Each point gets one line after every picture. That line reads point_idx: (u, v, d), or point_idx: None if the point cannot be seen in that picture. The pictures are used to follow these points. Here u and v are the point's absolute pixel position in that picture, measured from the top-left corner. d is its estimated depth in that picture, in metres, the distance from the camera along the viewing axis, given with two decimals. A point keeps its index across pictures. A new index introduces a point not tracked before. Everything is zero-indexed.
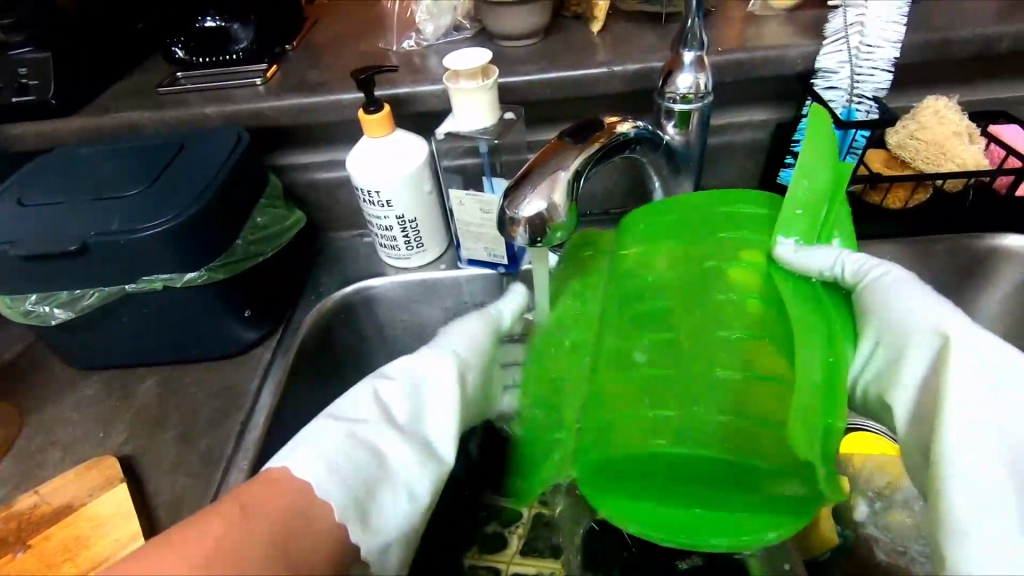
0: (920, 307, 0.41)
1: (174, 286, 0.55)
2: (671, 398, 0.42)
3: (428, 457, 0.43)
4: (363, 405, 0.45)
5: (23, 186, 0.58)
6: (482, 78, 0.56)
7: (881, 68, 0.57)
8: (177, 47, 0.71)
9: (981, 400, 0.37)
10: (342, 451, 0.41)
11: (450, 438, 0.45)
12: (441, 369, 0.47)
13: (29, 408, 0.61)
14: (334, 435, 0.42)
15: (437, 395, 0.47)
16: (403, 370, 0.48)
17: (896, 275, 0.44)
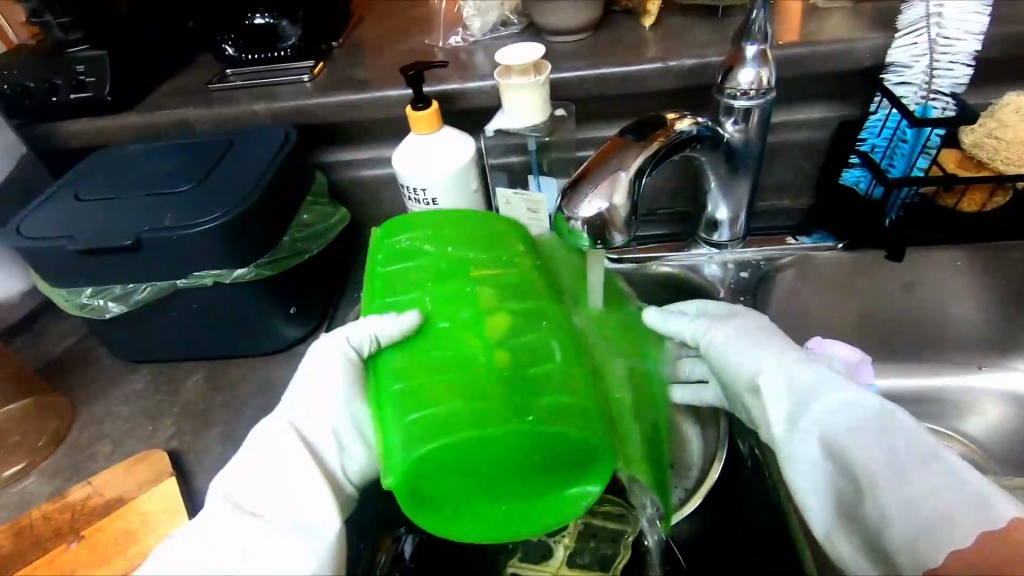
0: (739, 348, 0.48)
1: (224, 282, 0.55)
2: (446, 397, 0.40)
3: (300, 536, 0.40)
4: (222, 500, 0.42)
5: (79, 181, 0.59)
6: (533, 74, 0.55)
7: (961, 62, 0.54)
8: (227, 45, 0.71)
9: (810, 432, 0.42)
10: (208, 559, 0.40)
11: (321, 504, 0.42)
12: (301, 446, 0.44)
13: (81, 400, 0.62)
14: (209, 545, 0.40)
15: (287, 467, 0.43)
16: (250, 452, 0.45)
17: (723, 334, 0.50)
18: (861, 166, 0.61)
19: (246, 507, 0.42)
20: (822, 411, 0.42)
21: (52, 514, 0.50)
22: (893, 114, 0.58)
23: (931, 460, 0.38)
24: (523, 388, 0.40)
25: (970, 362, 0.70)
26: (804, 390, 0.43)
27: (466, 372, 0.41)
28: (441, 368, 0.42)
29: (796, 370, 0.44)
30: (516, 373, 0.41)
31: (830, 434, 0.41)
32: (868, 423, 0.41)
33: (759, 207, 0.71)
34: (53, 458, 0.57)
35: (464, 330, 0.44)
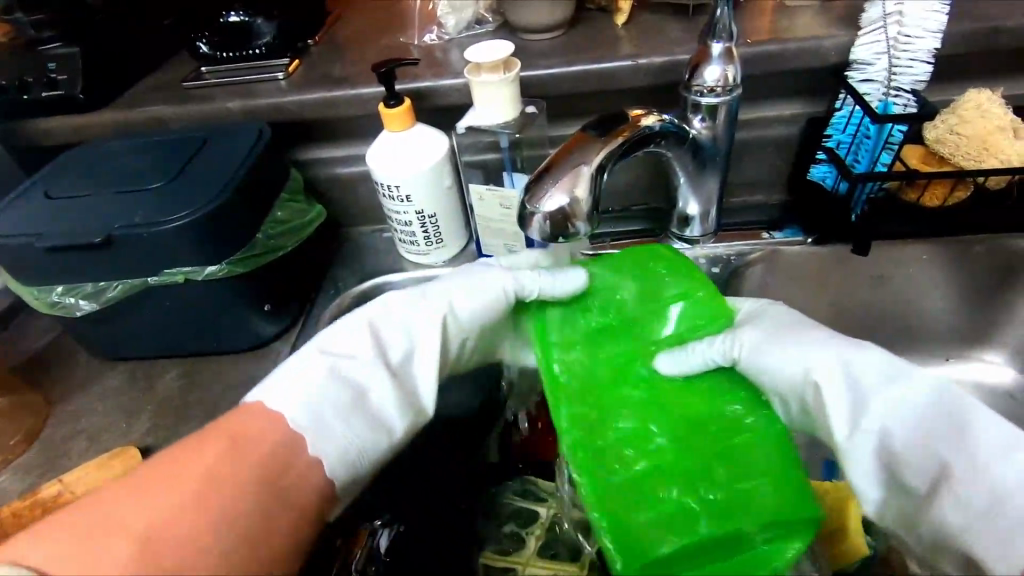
0: (783, 353, 0.43)
1: (195, 279, 0.56)
2: (634, 447, 0.43)
3: (399, 410, 0.45)
4: (344, 342, 0.47)
5: (50, 179, 0.59)
6: (503, 71, 0.55)
7: (920, 60, 0.55)
8: (202, 43, 0.71)
9: (875, 433, 0.38)
10: (318, 393, 0.43)
11: (431, 376, 0.47)
12: (424, 323, 0.49)
13: (55, 398, 0.62)
14: (315, 372, 0.44)
15: (421, 332, 0.48)
16: (382, 309, 0.50)
17: (747, 338, 0.45)
18: (828, 162, 0.62)
19: (365, 340, 0.47)
20: (891, 406, 0.39)
21: (23, 511, 0.50)
22: (857, 110, 0.59)
23: (1014, 451, 0.36)
24: (701, 424, 0.44)
25: (939, 354, 0.72)
26: (876, 388, 0.39)
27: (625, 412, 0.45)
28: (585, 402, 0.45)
29: (852, 362, 0.40)
30: (687, 446, 0.43)
31: (898, 441, 0.38)
32: (922, 415, 0.38)
33: (731, 203, 0.72)
34: (28, 455, 0.57)
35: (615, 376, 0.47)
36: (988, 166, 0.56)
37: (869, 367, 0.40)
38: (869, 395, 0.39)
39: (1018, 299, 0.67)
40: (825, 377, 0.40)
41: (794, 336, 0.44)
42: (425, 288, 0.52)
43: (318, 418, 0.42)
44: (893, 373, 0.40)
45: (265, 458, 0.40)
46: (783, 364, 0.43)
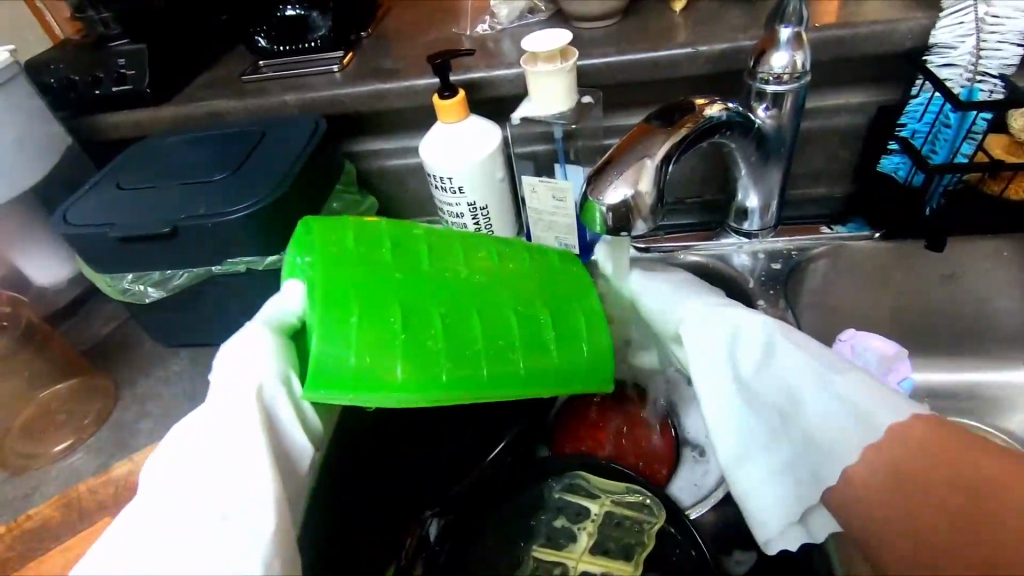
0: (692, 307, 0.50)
1: (255, 269, 0.57)
2: (459, 347, 0.45)
3: (243, 532, 0.35)
4: (156, 496, 0.38)
5: (121, 172, 0.62)
6: (560, 60, 0.54)
7: (1009, 42, 0.52)
8: (260, 37, 0.72)
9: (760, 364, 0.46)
10: (142, 566, 0.35)
11: (241, 467, 0.38)
12: (213, 453, 0.39)
13: (123, 381, 0.65)
14: (147, 542, 0.36)
15: (190, 466, 0.38)
16: (187, 443, 0.40)
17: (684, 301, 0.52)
18: (901, 152, 0.59)
19: (179, 492, 0.37)
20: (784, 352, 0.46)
21: (97, 487, 0.52)
22: (937, 97, 0.55)
23: (830, 380, 0.44)
24: (478, 296, 0.48)
25: (1014, 358, 0.67)
26: (767, 373, 0.46)
27: (470, 315, 0.47)
28: (407, 350, 0.44)
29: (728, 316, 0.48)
30: (490, 308, 0.48)
31: (728, 444, 0.45)
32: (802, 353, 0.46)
33: (791, 195, 0.69)
34: (100, 435, 0.60)
35: (411, 299, 0.46)
36: None
37: (754, 348, 0.47)
38: (784, 392, 0.46)
39: None
40: (772, 343, 0.46)
41: (713, 311, 0.49)
42: (210, 401, 0.42)
43: (180, 545, 0.35)
44: (768, 353, 0.46)
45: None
46: (702, 378, 0.47)
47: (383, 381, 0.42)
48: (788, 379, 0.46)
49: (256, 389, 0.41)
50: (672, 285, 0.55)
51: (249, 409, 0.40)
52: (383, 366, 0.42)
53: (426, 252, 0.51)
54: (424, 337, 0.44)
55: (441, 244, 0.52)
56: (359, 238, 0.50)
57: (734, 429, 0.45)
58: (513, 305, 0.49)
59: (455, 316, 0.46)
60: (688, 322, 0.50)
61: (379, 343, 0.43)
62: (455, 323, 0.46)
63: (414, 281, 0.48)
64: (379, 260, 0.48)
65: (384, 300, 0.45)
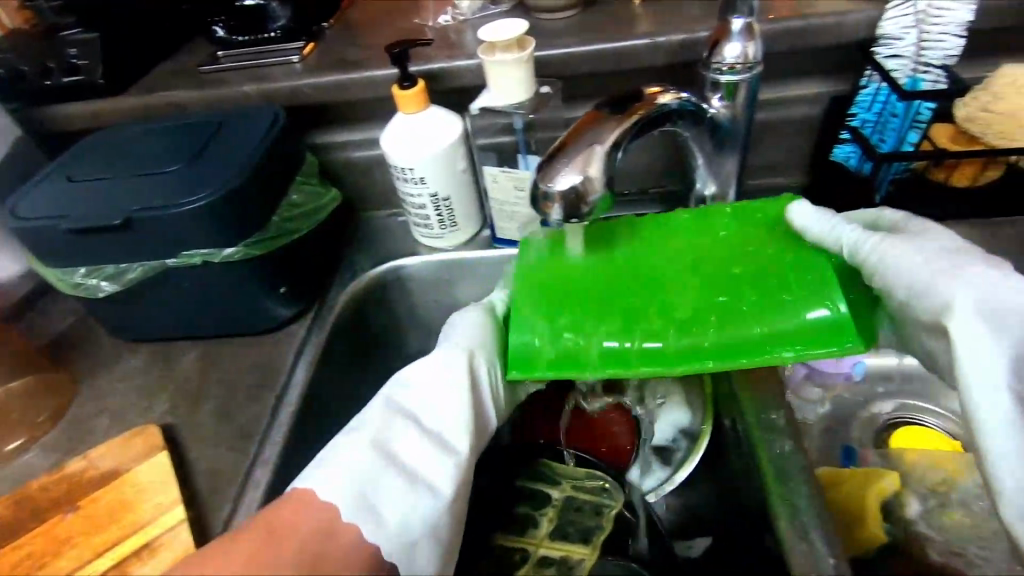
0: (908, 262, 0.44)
1: (212, 261, 0.56)
2: (592, 320, 0.51)
3: (444, 451, 0.44)
4: (374, 421, 0.45)
5: (72, 164, 0.60)
6: (517, 50, 0.54)
7: (951, 33, 0.53)
8: (219, 27, 0.72)
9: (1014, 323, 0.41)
10: (352, 468, 0.42)
11: (460, 431, 0.45)
12: (416, 393, 0.48)
13: (79, 378, 0.64)
14: (359, 453, 0.43)
15: (435, 387, 0.47)
16: (397, 392, 0.48)
17: (892, 249, 0.45)
18: (852, 142, 0.60)
19: (395, 417, 0.46)
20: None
21: (50, 484, 0.51)
22: (884, 88, 0.57)
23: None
24: (651, 283, 0.53)
25: None
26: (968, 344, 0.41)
27: (631, 289, 0.52)
28: (574, 327, 0.51)
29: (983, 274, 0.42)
30: (737, 271, 0.52)
31: (989, 418, 0.40)
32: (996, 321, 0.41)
33: (751, 185, 0.71)
34: (54, 432, 0.59)
35: (632, 288, 0.52)
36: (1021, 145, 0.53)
37: (978, 325, 0.41)
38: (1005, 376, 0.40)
39: None
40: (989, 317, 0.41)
41: (952, 265, 0.43)
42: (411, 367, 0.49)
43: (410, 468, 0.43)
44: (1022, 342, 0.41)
45: (332, 530, 0.39)
46: (966, 348, 0.41)
47: (580, 349, 0.49)
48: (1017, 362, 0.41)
49: (457, 349, 0.49)
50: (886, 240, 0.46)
51: (461, 364, 0.48)
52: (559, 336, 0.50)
53: (568, 263, 0.55)
54: (563, 314, 0.51)
55: (690, 222, 0.57)
56: (555, 243, 0.57)
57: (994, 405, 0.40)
58: (662, 285, 0.52)
59: (679, 293, 0.52)
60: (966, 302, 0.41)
61: (579, 320, 0.51)
62: (644, 303, 0.51)
63: (645, 280, 0.53)
64: (555, 261, 0.56)
65: (598, 306, 0.51)
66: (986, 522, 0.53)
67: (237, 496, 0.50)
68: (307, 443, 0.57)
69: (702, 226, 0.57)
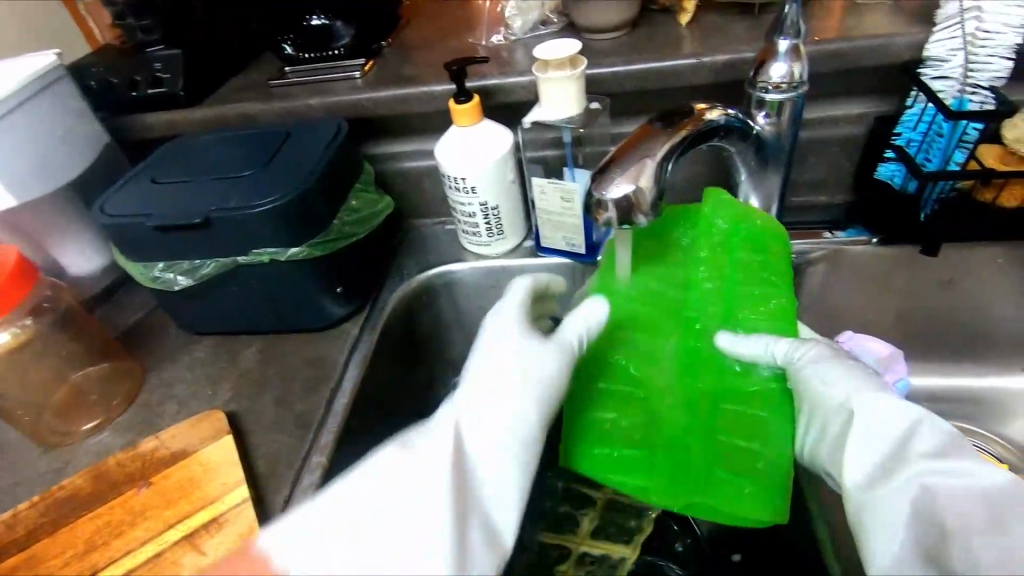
0: (827, 384, 0.47)
1: (278, 259, 0.60)
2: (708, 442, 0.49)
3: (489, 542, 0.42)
4: (432, 452, 0.44)
5: (156, 167, 0.66)
6: (570, 68, 0.57)
7: (999, 55, 0.54)
8: (287, 45, 0.77)
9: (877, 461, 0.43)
10: (422, 518, 0.42)
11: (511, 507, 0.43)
12: (534, 384, 0.47)
13: (149, 366, 0.68)
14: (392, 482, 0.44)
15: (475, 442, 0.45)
16: (467, 399, 0.47)
17: (814, 353, 0.49)
18: (896, 160, 0.61)
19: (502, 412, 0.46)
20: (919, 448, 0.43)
21: (125, 461, 0.55)
22: (930, 108, 0.58)
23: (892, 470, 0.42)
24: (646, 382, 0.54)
25: (1016, 364, 0.69)
26: (882, 428, 0.43)
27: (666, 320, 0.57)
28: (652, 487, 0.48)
29: (889, 405, 0.44)
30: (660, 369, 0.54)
31: (925, 517, 0.41)
32: (894, 446, 0.43)
33: (792, 201, 0.72)
34: (127, 415, 0.63)
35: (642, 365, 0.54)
36: None
37: (832, 408, 0.46)
38: (982, 496, 0.42)
39: None
40: (859, 407, 0.44)
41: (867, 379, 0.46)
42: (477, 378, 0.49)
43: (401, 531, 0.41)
44: (911, 438, 0.43)
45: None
46: (852, 456, 0.43)
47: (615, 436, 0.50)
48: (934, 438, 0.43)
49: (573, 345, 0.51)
50: (816, 355, 0.49)
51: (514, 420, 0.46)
52: (614, 427, 0.51)
53: (696, 355, 0.54)
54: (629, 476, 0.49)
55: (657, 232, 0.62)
56: (704, 288, 0.58)
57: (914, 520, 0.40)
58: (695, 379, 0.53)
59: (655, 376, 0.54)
60: (855, 405, 0.44)
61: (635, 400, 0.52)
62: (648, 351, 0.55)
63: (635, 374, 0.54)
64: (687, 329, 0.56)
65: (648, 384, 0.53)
66: None
67: (295, 479, 0.53)
68: (358, 435, 0.60)
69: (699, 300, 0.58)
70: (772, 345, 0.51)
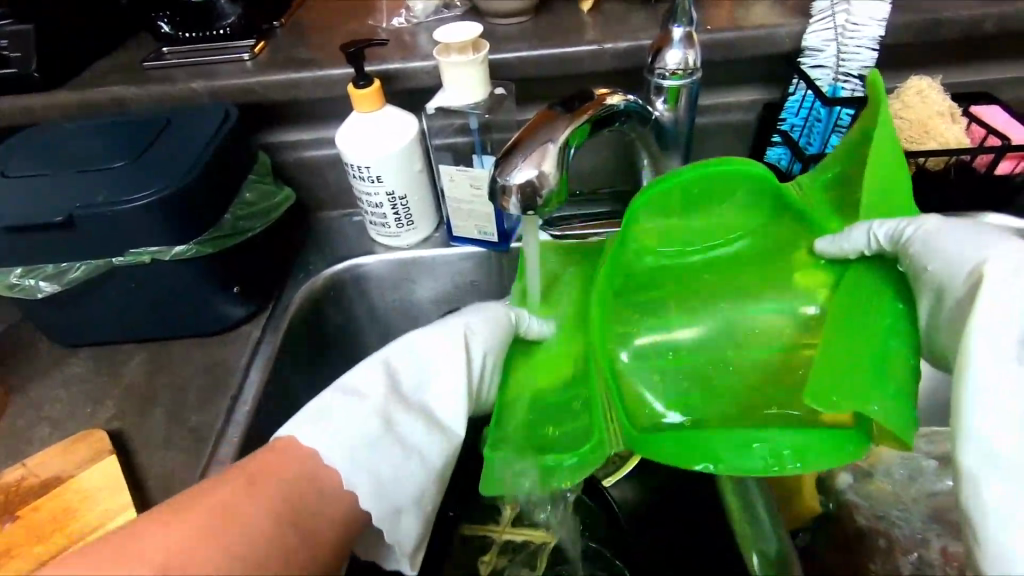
0: (961, 244, 0.38)
1: (163, 259, 0.55)
2: (828, 366, 0.38)
3: (433, 438, 0.42)
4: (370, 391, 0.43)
5: (7, 158, 0.57)
6: (472, 52, 0.56)
7: (866, 47, 0.59)
8: (163, 23, 0.70)
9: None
10: (345, 428, 0.40)
11: (456, 411, 0.43)
12: (489, 317, 0.47)
13: (13, 386, 0.60)
14: (338, 421, 0.41)
15: (434, 364, 0.45)
16: (398, 363, 0.45)
17: (931, 224, 0.40)
18: (783, 144, 0.65)
19: (457, 358, 0.44)
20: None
21: None
22: (809, 95, 0.63)
23: None
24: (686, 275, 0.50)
25: None
26: (1016, 299, 0.34)
27: (715, 257, 0.50)
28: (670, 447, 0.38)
29: None
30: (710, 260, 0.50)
31: None
32: None
33: None
34: None
35: (635, 288, 0.50)
36: (929, 148, 0.60)
37: None
38: None
39: None
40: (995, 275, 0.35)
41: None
42: (422, 367, 0.45)
43: (343, 439, 0.40)
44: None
45: (315, 475, 0.39)
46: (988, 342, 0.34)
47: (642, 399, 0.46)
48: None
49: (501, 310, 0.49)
50: (932, 225, 0.40)
51: (444, 349, 0.45)
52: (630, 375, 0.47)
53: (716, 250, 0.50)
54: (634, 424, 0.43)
55: (689, 201, 0.48)
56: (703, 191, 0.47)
57: (1017, 405, 0.33)
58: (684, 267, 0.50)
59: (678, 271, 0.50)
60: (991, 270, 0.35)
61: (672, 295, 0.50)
62: (771, 315, 0.48)
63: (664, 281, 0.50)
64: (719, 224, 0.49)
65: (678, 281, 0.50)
66: (906, 489, 0.53)
67: None
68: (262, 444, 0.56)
69: (715, 185, 0.47)
70: (874, 230, 0.43)
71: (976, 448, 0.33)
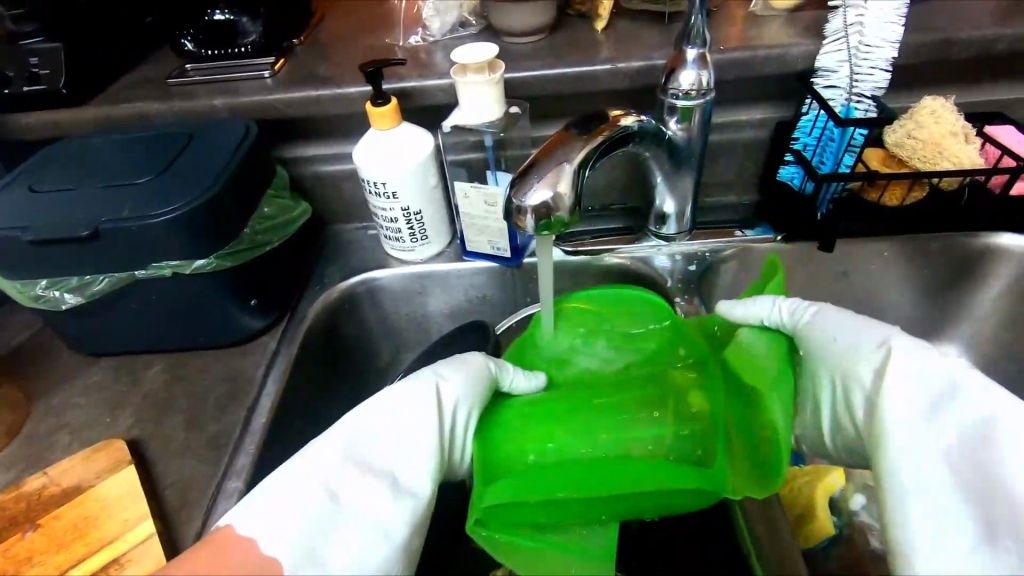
0: (841, 327, 0.45)
1: (183, 272, 0.56)
2: (721, 392, 0.46)
3: (399, 500, 0.40)
4: (323, 466, 0.41)
5: (35, 172, 0.59)
6: (489, 72, 0.57)
7: (879, 68, 0.59)
8: (187, 40, 0.71)
9: (928, 410, 0.39)
10: (298, 515, 0.38)
11: (423, 474, 0.41)
12: (465, 376, 0.46)
13: (34, 394, 0.61)
14: (289, 500, 0.39)
15: (405, 425, 0.43)
16: (353, 427, 0.43)
17: (822, 312, 0.46)
18: (795, 163, 0.66)
19: (423, 415, 0.42)
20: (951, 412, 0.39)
21: (8, 503, 0.50)
22: (822, 114, 0.63)
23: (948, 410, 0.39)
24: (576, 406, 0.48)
25: None
26: (915, 372, 0.40)
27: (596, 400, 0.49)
28: (602, 483, 0.37)
29: (965, 372, 0.40)
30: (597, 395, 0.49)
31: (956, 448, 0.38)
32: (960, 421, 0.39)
33: (704, 202, 0.75)
34: (9, 451, 0.57)
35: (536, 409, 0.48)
36: (942, 169, 0.60)
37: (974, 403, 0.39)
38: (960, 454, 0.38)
39: (974, 294, 0.70)
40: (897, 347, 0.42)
41: (921, 354, 0.41)
42: (377, 434, 0.43)
43: (294, 526, 0.38)
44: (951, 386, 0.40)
45: (261, 570, 0.36)
46: (895, 414, 0.39)
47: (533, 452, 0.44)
48: (930, 392, 0.40)
49: (475, 358, 0.48)
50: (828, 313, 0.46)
51: (415, 406, 0.43)
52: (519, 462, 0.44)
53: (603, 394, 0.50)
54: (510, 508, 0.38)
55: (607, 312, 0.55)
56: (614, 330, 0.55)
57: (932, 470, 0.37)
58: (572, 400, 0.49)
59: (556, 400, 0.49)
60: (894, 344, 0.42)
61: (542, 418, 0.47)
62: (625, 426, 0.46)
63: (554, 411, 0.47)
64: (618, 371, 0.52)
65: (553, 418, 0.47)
66: None
67: (209, 507, 0.50)
68: (277, 455, 0.57)
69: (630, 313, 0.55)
70: (778, 304, 0.48)
71: (909, 499, 0.36)
